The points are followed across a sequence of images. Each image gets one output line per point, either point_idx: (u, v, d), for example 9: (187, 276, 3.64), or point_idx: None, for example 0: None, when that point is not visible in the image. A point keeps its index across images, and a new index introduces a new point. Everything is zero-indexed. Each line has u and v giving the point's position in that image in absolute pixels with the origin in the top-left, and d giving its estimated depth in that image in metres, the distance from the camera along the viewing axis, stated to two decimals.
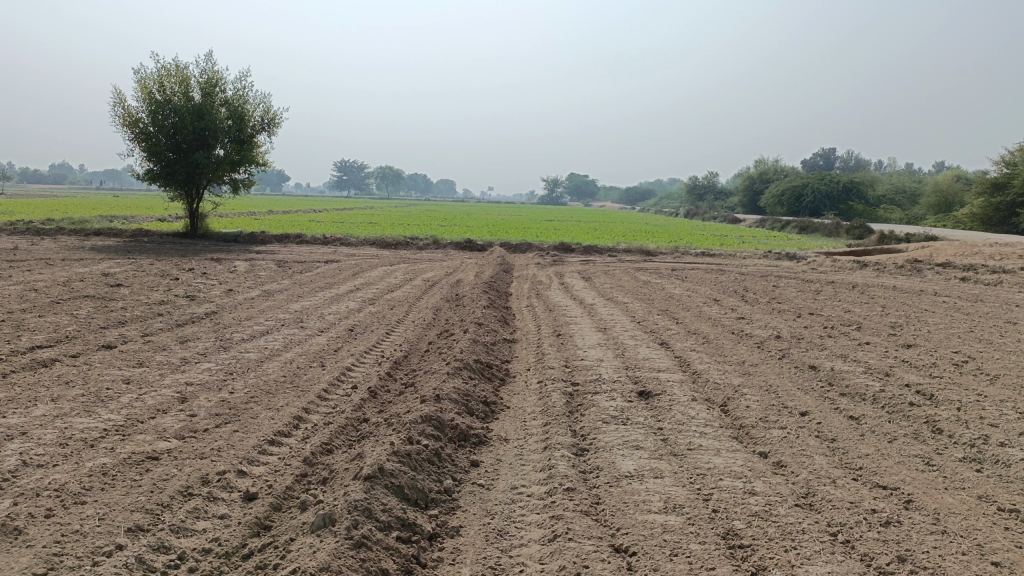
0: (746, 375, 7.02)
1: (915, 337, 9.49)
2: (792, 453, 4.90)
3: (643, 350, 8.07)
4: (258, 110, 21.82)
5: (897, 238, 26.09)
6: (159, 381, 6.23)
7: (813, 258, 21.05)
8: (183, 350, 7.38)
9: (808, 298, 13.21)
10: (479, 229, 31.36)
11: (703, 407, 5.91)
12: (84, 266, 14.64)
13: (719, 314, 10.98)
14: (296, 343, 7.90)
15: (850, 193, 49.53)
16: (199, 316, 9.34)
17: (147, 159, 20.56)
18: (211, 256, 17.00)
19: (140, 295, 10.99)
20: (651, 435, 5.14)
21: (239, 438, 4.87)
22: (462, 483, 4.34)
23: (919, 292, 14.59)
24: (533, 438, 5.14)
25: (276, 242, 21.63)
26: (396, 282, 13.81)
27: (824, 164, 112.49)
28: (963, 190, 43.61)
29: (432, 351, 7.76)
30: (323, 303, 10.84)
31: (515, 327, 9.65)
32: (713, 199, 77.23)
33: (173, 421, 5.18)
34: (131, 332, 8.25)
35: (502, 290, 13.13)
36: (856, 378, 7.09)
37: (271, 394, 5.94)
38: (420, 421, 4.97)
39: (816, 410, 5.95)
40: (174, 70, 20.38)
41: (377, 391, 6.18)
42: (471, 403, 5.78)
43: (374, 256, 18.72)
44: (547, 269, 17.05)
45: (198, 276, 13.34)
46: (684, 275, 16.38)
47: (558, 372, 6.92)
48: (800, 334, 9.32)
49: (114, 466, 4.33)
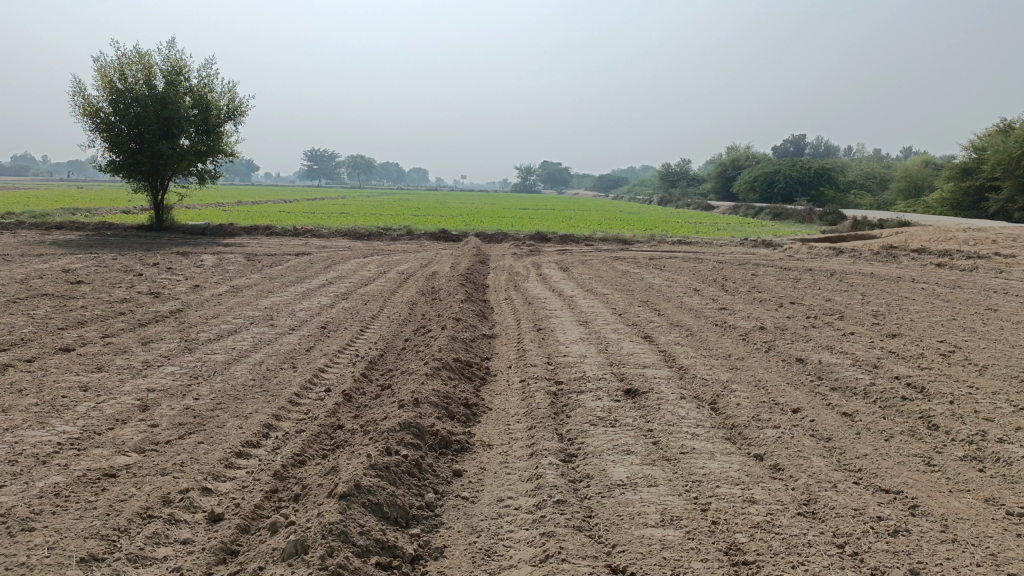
0: (734, 370, 6.83)
1: (899, 326, 9.37)
2: (788, 455, 4.70)
3: (627, 344, 7.84)
4: (224, 98, 21.21)
5: (870, 224, 26.19)
6: (119, 387, 5.86)
7: (789, 245, 21.01)
8: (145, 352, 7.01)
9: (788, 286, 13.10)
10: (454, 219, 30.98)
11: (692, 406, 5.69)
12: (44, 262, 14.09)
13: (701, 304, 10.80)
14: (266, 342, 7.56)
15: (821, 179, 49.82)
16: (164, 314, 8.93)
17: (109, 150, 19.91)
18: (178, 251, 16.47)
19: (102, 292, 10.54)
20: (642, 438, 4.91)
21: (204, 451, 4.55)
22: (444, 496, 4.07)
23: (897, 278, 14.55)
24: (518, 443, 4.88)
25: (246, 234, 21.11)
26: (370, 275, 13.45)
27: (794, 151, 113.36)
28: (932, 175, 44.06)
29: (408, 349, 7.46)
30: (295, 298, 10.47)
31: (493, 322, 9.37)
32: (686, 186, 77.41)
33: (133, 432, 4.84)
34: (90, 333, 7.84)
35: (479, 282, 12.85)
36: (846, 371, 6.93)
37: (239, 400, 5.62)
38: (398, 428, 4.69)
39: (808, 406, 5.77)
40: (136, 58, 19.72)
41: (352, 394, 5.88)
42: (451, 406, 5.51)
43: (346, 248, 18.32)
44: (524, 259, 16.78)
45: (163, 272, 12.87)
46: (662, 264, 16.21)
47: (541, 370, 6.66)
48: (784, 325, 9.17)
49: (66, 485, 3.99)
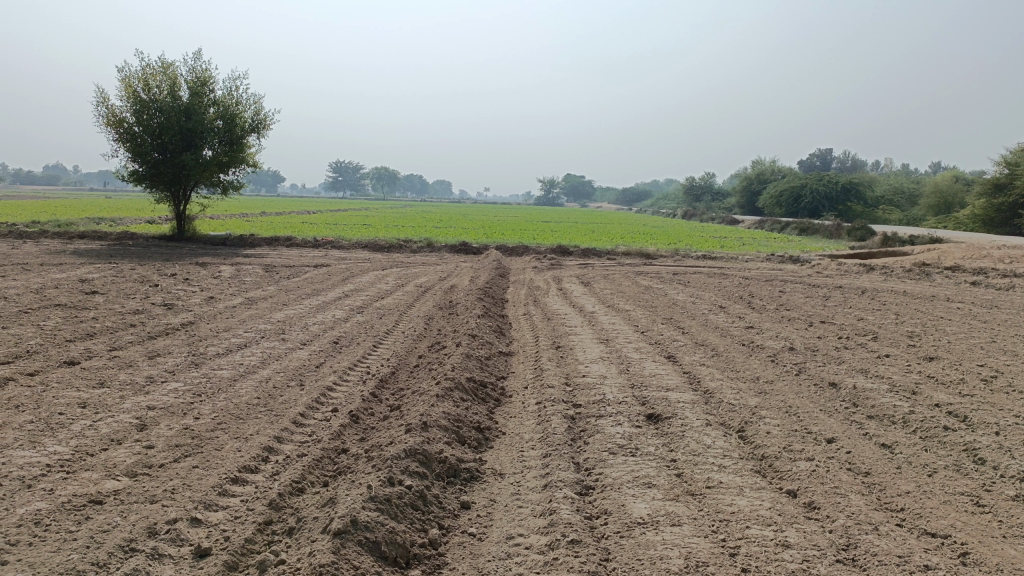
0: (763, 395, 6.45)
1: (936, 349, 8.93)
2: (823, 492, 4.34)
3: (650, 365, 7.49)
4: (249, 110, 21.17)
5: (901, 241, 25.58)
6: (119, 405, 5.64)
7: (817, 261, 20.52)
8: (150, 367, 6.79)
9: (818, 304, 12.66)
10: (474, 232, 30.73)
11: (718, 434, 5.34)
12: (62, 271, 14.02)
13: (727, 323, 10.42)
14: (275, 358, 7.32)
15: (848, 194, 49.07)
16: (175, 327, 8.75)
17: (132, 160, 19.95)
18: (197, 261, 16.39)
19: (115, 303, 10.40)
20: (664, 469, 4.58)
21: (198, 476, 4.28)
22: (450, 532, 3.77)
23: (930, 298, 14.04)
24: (532, 473, 4.57)
25: (266, 245, 21.02)
26: (387, 288, 13.21)
27: (821, 165, 112.51)
28: (962, 191, 43.23)
29: (421, 367, 7.18)
30: (309, 312, 10.25)
31: (511, 339, 9.07)
32: (710, 200, 76.74)
33: (126, 454, 4.59)
34: (97, 346, 7.65)
35: (498, 296, 12.55)
36: (882, 398, 6.53)
37: (240, 420, 5.35)
38: (404, 455, 4.40)
39: (844, 436, 5.40)
40: (161, 69, 19.77)
41: (359, 415, 5.60)
42: (462, 431, 5.21)
43: (366, 260, 18.15)
44: (544, 273, 16.50)
45: (180, 282, 12.73)
46: (686, 280, 15.82)
47: (559, 392, 6.35)
48: (815, 346, 8.77)
49: (48, 513, 3.74)
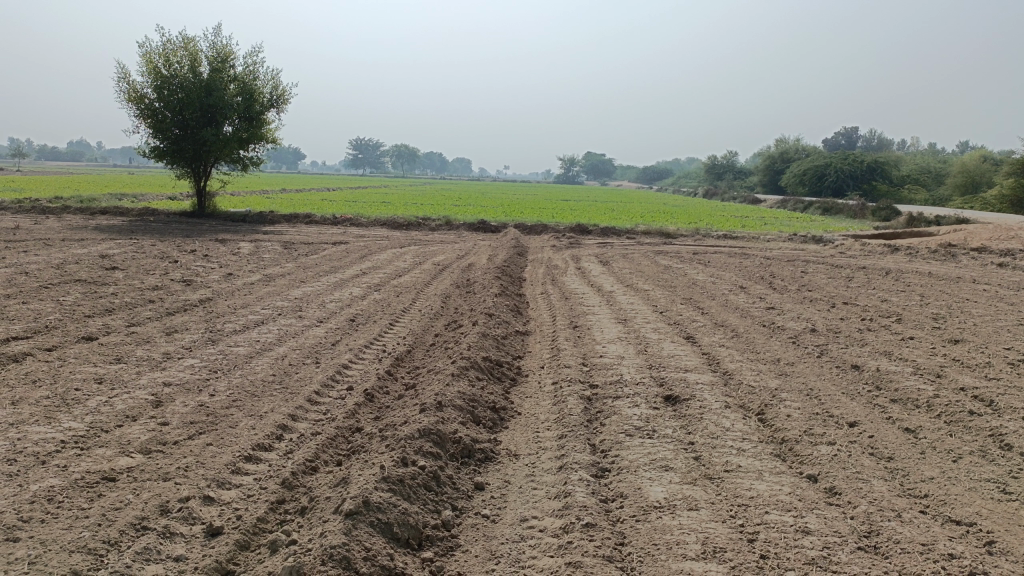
0: (784, 377, 6.33)
1: (962, 331, 8.75)
2: (844, 477, 4.25)
3: (668, 346, 7.39)
4: (268, 86, 21.11)
5: (926, 221, 25.17)
6: (135, 381, 5.65)
7: (840, 241, 20.23)
8: (166, 343, 6.80)
9: (841, 285, 12.47)
10: (494, 209, 30.57)
11: (737, 417, 5.24)
12: (83, 247, 14.13)
13: (747, 303, 10.27)
14: (291, 335, 7.30)
15: (873, 173, 48.30)
16: (192, 303, 8.77)
17: (153, 136, 20.00)
18: (217, 237, 16.45)
19: (135, 279, 10.45)
20: (682, 452, 4.51)
21: (212, 454, 4.27)
22: (463, 513, 3.72)
23: (956, 279, 13.78)
24: (547, 455, 4.51)
25: (285, 222, 21.06)
26: (405, 266, 13.17)
27: (846, 143, 110.84)
28: (990, 170, 42.41)
29: (437, 346, 7.14)
30: (326, 289, 10.23)
31: (528, 318, 9.00)
32: (732, 178, 75.94)
33: (140, 432, 4.60)
34: (115, 322, 7.68)
35: (516, 275, 12.48)
36: (906, 381, 6.40)
37: (255, 397, 5.34)
38: (418, 435, 4.36)
39: (867, 420, 5.29)
40: (181, 44, 19.74)
41: (374, 394, 5.57)
42: (477, 411, 5.15)
43: (384, 237, 18.13)
44: (563, 252, 16.40)
45: (199, 259, 12.78)
46: (707, 259, 15.65)
47: (576, 372, 6.28)
48: (837, 328, 8.62)
49: (61, 490, 3.75)
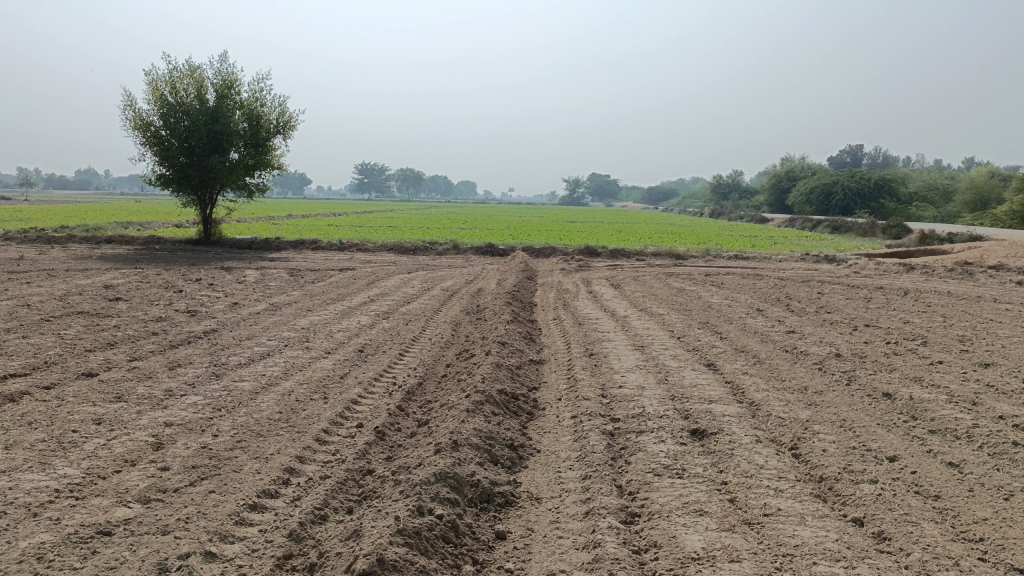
0: (813, 407, 6.04)
1: (991, 354, 8.43)
2: (892, 520, 3.95)
3: (689, 374, 7.10)
4: (273, 112, 21.04)
5: (939, 238, 24.84)
6: (136, 421, 5.38)
7: (854, 261, 19.92)
8: (169, 379, 6.54)
9: (859, 306, 12.15)
10: (502, 233, 30.32)
11: (770, 453, 4.95)
12: (88, 277, 13.95)
13: (766, 327, 9.98)
14: (298, 368, 7.03)
15: (881, 190, 47.99)
16: (197, 335, 8.53)
17: (158, 164, 19.92)
18: (222, 265, 16.29)
19: (138, 310, 10.23)
20: (716, 494, 4.22)
21: (214, 503, 4.00)
22: (485, 568, 3.44)
23: (976, 298, 13.46)
24: (572, 498, 4.22)
25: (292, 249, 20.90)
26: (413, 292, 12.92)
27: (850, 161, 110.60)
28: (998, 186, 42.13)
29: (449, 377, 6.87)
30: (333, 318, 9.99)
31: (542, 345, 8.72)
32: (737, 198, 75.71)
33: (139, 478, 4.33)
34: (117, 356, 7.44)
35: (526, 300, 12.21)
36: (942, 410, 6.09)
37: (261, 437, 5.07)
38: (433, 480, 4.08)
39: (907, 455, 4.99)
40: (187, 72, 19.71)
41: (386, 432, 5.30)
42: (494, 449, 4.88)
43: (391, 263, 17.92)
44: (573, 275, 16.15)
45: (204, 288, 12.57)
46: (719, 281, 15.36)
47: (595, 405, 6.00)
48: (861, 352, 8.32)
49: (52, 546, 3.48)
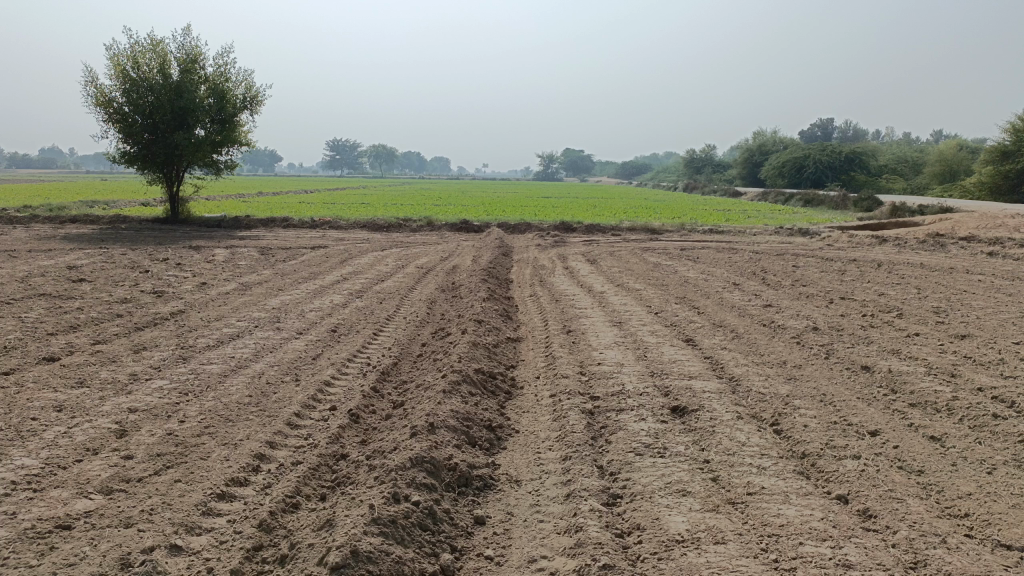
0: (793, 382, 5.99)
1: (967, 326, 8.46)
2: (877, 497, 3.90)
3: (668, 350, 7.02)
4: (240, 87, 20.52)
5: (910, 210, 25.03)
6: (98, 408, 5.18)
7: (827, 233, 20.02)
8: (134, 363, 6.32)
9: (835, 279, 12.17)
10: (477, 209, 30.00)
11: (752, 430, 4.88)
12: (50, 258, 13.55)
13: (743, 301, 9.94)
14: (268, 350, 6.84)
15: (852, 163, 48.33)
16: (164, 317, 8.28)
17: (122, 141, 19.36)
18: (190, 244, 15.92)
19: (103, 292, 9.92)
20: (698, 473, 4.14)
21: (180, 493, 3.83)
22: (463, 556, 3.32)
23: (948, 269, 13.55)
24: (552, 480, 4.11)
25: (262, 227, 20.51)
26: (388, 270, 12.71)
27: (822, 134, 111.23)
28: (967, 158, 42.60)
29: (425, 357, 6.72)
30: (306, 297, 9.77)
31: (519, 323, 8.60)
32: (711, 172, 75.92)
33: (101, 467, 4.15)
34: (80, 340, 7.18)
35: (502, 276, 12.06)
36: (921, 383, 6.07)
37: (230, 422, 4.90)
38: (409, 465, 3.95)
39: (888, 429, 4.96)
40: (150, 46, 19.13)
41: (360, 415, 5.15)
42: (472, 431, 4.76)
43: (364, 240, 17.65)
44: (549, 251, 16.02)
45: (172, 268, 12.25)
46: (695, 255, 15.32)
47: (574, 383, 5.90)
48: (839, 325, 8.30)
49: (7, 543, 3.29)
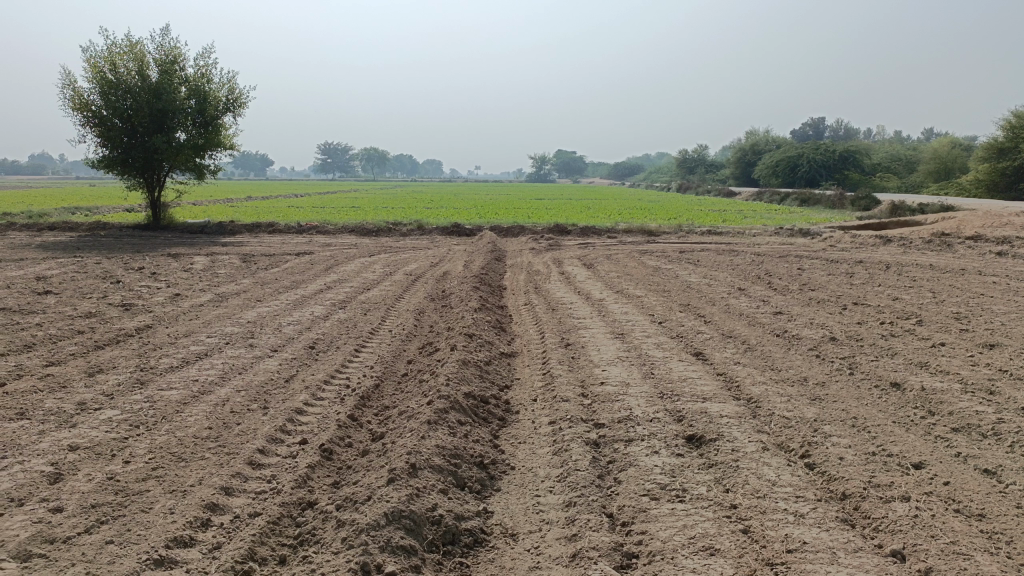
0: (819, 403, 5.38)
1: (993, 333, 7.88)
2: (938, 553, 3.30)
3: (677, 366, 6.40)
4: (223, 88, 19.84)
5: (910, 208, 24.51)
6: (33, 446, 4.52)
7: (828, 234, 19.47)
8: (85, 390, 5.67)
9: (843, 283, 11.58)
10: (468, 212, 29.20)
11: (781, 464, 4.27)
12: (20, 268, 12.90)
13: (750, 308, 9.33)
14: (237, 371, 6.19)
15: (846, 161, 47.86)
16: (127, 333, 7.62)
17: (100, 146, 18.67)
18: (169, 251, 15.31)
19: (68, 305, 9.25)
20: (726, 524, 3.53)
21: (109, 560, 3.19)
22: None
23: (959, 271, 12.99)
24: (555, 534, 3.50)
25: (246, 233, 19.83)
26: (374, 277, 12.08)
27: (814, 134, 110.94)
28: (962, 155, 42.24)
29: (410, 378, 6.08)
30: (285, 309, 9.14)
31: (513, 335, 7.98)
32: (704, 172, 75.47)
33: (21, 525, 3.51)
34: (31, 362, 6.51)
35: (495, 284, 11.42)
36: (960, 402, 5.47)
37: (182, 463, 4.26)
38: (385, 522, 3.34)
39: (935, 461, 4.36)
40: (127, 47, 18.45)
41: (333, 451, 4.51)
42: (460, 471, 4.14)
43: (352, 245, 17.02)
44: (543, 255, 15.41)
45: (145, 278, 11.57)
46: (695, 258, 14.75)
47: (575, 407, 5.27)
48: (857, 335, 7.69)
49: None
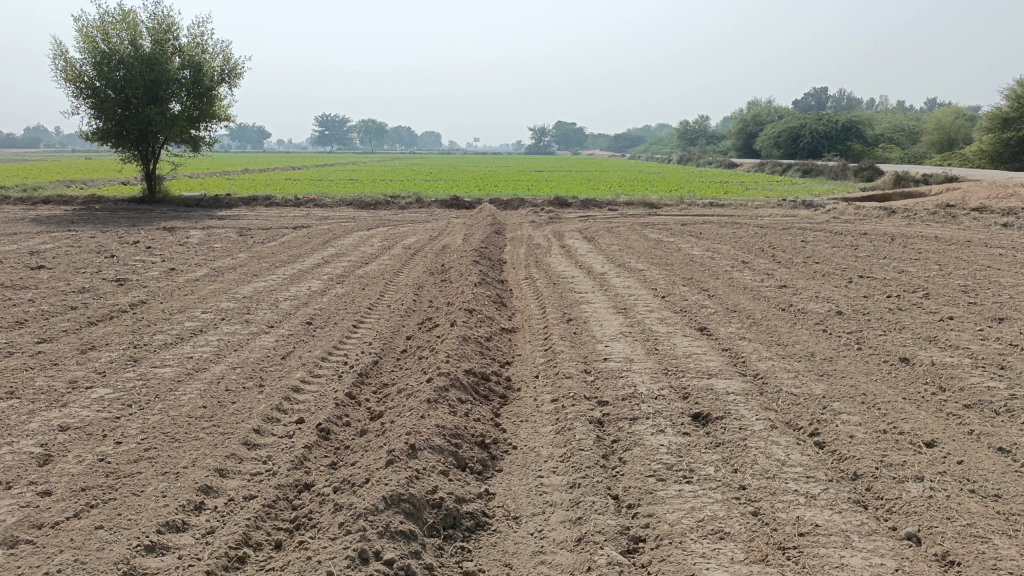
0: (827, 379, 5.26)
1: (1002, 307, 7.75)
2: (955, 536, 3.19)
3: (681, 342, 6.27)
4: (217, 59, 19.50)
5: (914, 179, 24.26)
6: (22, 426, 4.41)
7: (831, 205, 19.27)
8: (77, 367, 5.54)
9: (848, 255, 11.43)
10: (467, 184, 28.91)
11: (791, 443, 4.15)
12: (14, 242, 12.74)
13: (755, 282, 9.19)
14: (232, 348, 6.07)
15: (848, 132, 47.48)
16: (121, 309, 7.48)
17: (94, 118, 18.40)
18: (164, 225, 15.13)
19: (61, 280, 9.11)
20: (735, 506, 3.42)
21: (98, 546, 3.08)
22: None
23: (965, 243, 12.83)
24: (559, 517, 3.39)
25: (243, 206, 19.61)
26: (372, 251, 11.92)
27: (816, 105, 109.94)
28: (966, 126, 41.86)
29: (409, 354, 5.95)
30: (282, 283, 8.99)
31: (514, 310, 7.85)
32: (705, 143, 74.89)
33: (9, 510, 3.40)
34: (23, 339, 6.38)
35: (495, 257, 11.26)
36: (971, 378, 5.35)
37: (175, 443, 4.15)
38: (383, 506, 3.23)
39: (949, 439, 4.24)
40: (119, 16, 18.10)
41: (330, 431, 4.39)
42: (461, 451, 4.03)
43: (350, 219, 16.83)
44: (543, 228, 15.23)
45: (140, 252, 11.41)
46: (697, 231, 14.59)
47: (578, 385, 5.15)
48: (864, 309, 7.56)
49: None
